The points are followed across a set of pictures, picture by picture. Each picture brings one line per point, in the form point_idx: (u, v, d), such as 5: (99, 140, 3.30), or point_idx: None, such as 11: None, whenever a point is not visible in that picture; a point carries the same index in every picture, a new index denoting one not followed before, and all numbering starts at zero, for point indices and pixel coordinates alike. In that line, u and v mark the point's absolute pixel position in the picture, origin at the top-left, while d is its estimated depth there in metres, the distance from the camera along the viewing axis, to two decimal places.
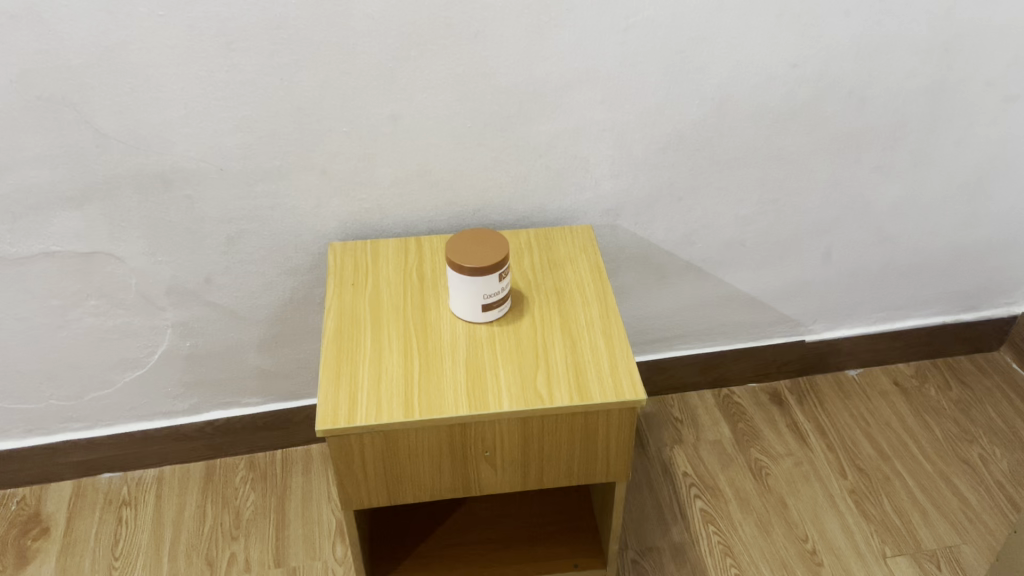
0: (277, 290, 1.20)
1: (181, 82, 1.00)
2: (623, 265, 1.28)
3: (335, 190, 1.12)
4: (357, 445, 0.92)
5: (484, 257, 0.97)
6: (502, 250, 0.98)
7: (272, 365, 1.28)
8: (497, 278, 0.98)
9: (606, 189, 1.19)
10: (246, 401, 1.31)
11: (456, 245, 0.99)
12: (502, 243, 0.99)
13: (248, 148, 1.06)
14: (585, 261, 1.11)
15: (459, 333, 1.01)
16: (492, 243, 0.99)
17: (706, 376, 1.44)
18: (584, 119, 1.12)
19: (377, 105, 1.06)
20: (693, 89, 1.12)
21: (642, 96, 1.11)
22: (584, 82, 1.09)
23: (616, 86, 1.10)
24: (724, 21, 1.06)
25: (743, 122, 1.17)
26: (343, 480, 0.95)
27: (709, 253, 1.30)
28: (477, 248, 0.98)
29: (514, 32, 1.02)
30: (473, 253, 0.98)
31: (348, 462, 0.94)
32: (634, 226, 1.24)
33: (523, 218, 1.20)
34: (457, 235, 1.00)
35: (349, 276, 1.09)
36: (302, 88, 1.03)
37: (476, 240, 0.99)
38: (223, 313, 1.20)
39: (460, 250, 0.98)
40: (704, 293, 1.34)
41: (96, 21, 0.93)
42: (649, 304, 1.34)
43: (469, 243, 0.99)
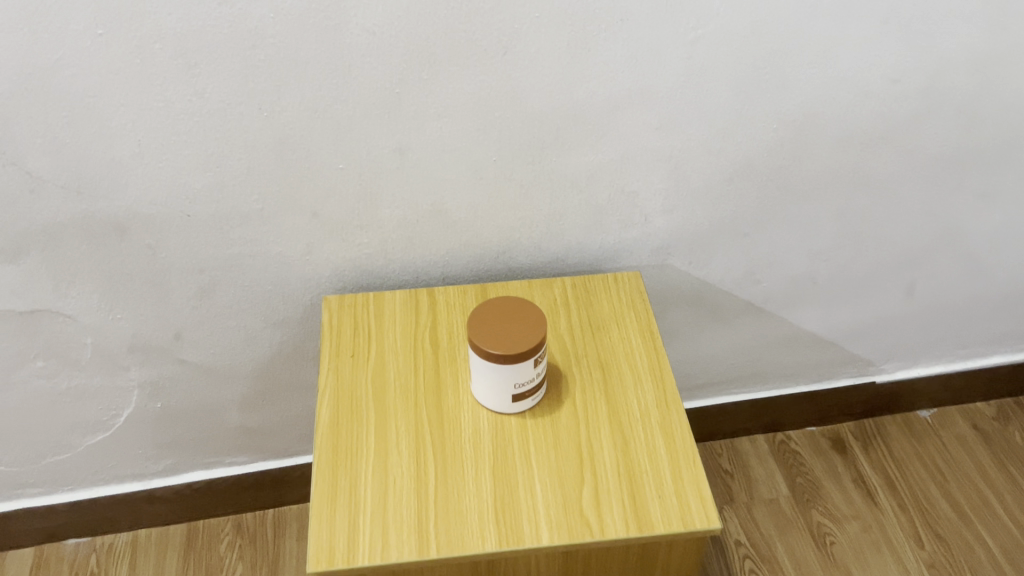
0: (262, 345, 1.00)
1: (130, 113, 0.78)
2: (672, 307, 1.08)
3: (330, 233, 0.92)
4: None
5: (516, 341, 0.78)
6: (540, 329, 0.79)
7: (258, 422, 1.09)
8: (532, 363, 0.79)
9: (658, 226, 0.99)
10: (230, 460, 1.13)
11: (482, 324, 0.80)
12: (538, 320, 0.80)
13: (221, 187, 0.86)
14: (634, 321, 0.91)
15: (483, 426, 0.82)
16: (527, 322, 0.80)
17: (758, 421, 1.26)
18: (636, 146, 0.91)
19: (381, 137, 0.85)
20: (771, 110, 0.91)
21: (707, 119, 0.90)
22: (638, 104, 0.87)
23: (676, 108, 0.88)
24: (817, 30, 0.84)
25: (826, 146, 0.95)
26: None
27: (774, 292, 1.10)
28: (509, 330, 0.79)
29: (552, 47, 0.81)
30: (503, 334, 0.79)
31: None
32: (688, 266, 1.04)
33: (557, 260, 1.00)
34: (482, 307, 0.81)
35: (348, 342, 0.89)
36: (286, 116, 0.82)
37: (506, 315, 0.80)
38: (199, 370, 1.01)
39: (487, 329, 0.79)
40: (764, 334, 1.15)
41: (14, 42, 0.72)
42: (699, 348, 1.14)
43: (499, 323, 0.80)
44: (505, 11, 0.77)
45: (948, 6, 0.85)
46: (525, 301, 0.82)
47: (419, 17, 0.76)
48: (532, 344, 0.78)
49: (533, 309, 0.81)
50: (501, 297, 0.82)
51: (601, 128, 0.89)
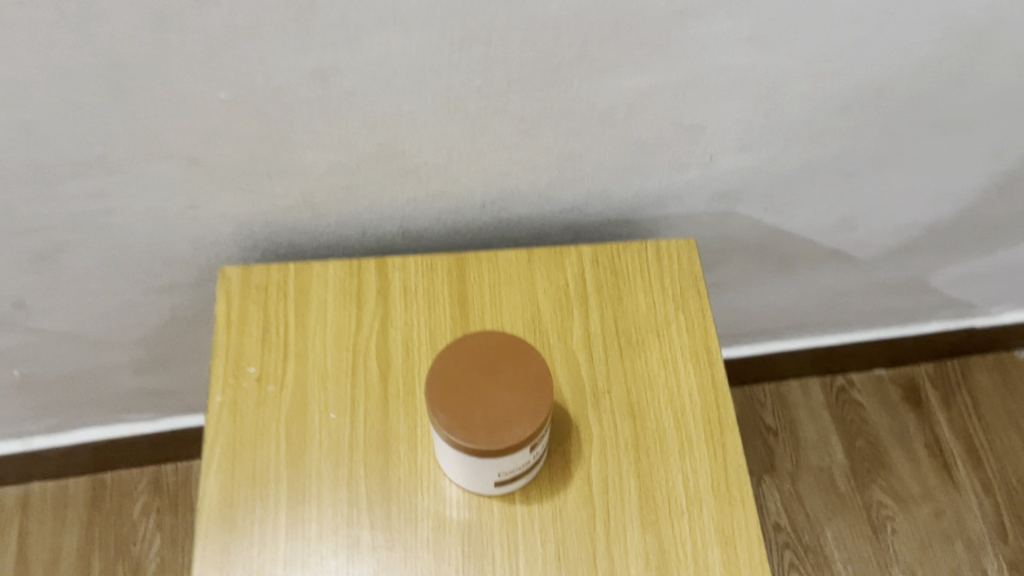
0: (148, 309, 0.71)
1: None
2: (728, 259, 0.77)
3: (225, 183, 0.59)
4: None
5: (499, 429, 0.49)
6: (542, 408, 0.50)
7: (162, 382, 0.82)
8: (527, 450, 0.51)
9: (727, 169, 0.65)
10: (133, 416, 0.88)
11: (450, 392, 0.50)
12: (540, 390, 0.50)
13: (27, 129, 0.52)
14: (683, 336, 0.61)
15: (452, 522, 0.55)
16: (521, 395, 0.50)
17: (815, 365, 0.99)
18: (714, 68, 0.55)
19: (285, 56, 0.50)
20: (946, 15, 0.54)
21: (839, 29, 0.54)
22: (729, 9, 0.51)
23: (790, 15, 0.52)
24: None
25: (1010, 63, 0.60)
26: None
27: (872, 240, 0.78)
28: (491, 407, 0.49)
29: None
30: (482, 417, 0.49)
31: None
32: (761, 215, 0.72)
33: (571, 210, 0.67)
34: (453, 354, 0.51)
35: (252, 359, 0.60)
36: (109, 25, 0.46)
37: (489, 376, 0.50)
38: (64, 338, 0.73)
39: (457, 402, 0.50)
40: (846, 283, 0.85)
41: None
42: (757, 297, 0.85)
43: (477, 392, 0.50)
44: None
45: None
46: (524, 344, 0.52)
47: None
48: (524, 436, 0.49)
49: (535, 364, 0.51)
50: (484, 331, 0.52)
51: (661, 44, 0.53)
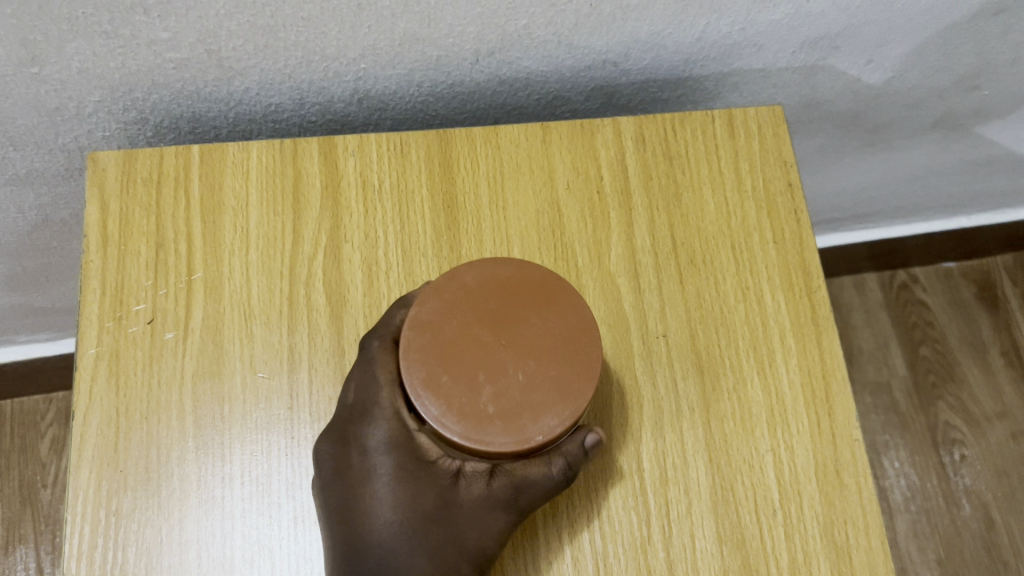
0: (5, 210, 0.51)
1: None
2: (798, 129, 0.58)
3: (73, 23, 0.38)
4: (418, 485, 0.34)
5: (518, 420, 0.31)
6: (583, 380, 0.32)
7: (53, 291, 0.64)
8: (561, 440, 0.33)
9: (831, 4, 0.45)
10: (28, 326, 0.70)
11: (440, 363, 0.32)
12: (580, 353, 0.32)
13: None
14: (769, 250, 0.42)
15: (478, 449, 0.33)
16: (551, 363, 0.32)
17: (870, 246, 0.82)
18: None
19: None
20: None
21: None
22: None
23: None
24: None
25: None
26: (351, 382, 0.36)
27: (991, 102, 0.58)
28: (506, 385, 0.31)
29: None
30: (491, 403, 0.31)
31: (385, 450, 0.34)
32: (859, 70, 0.52)
33: (601, 65, 0.47)
34: (444, 300, 0.32)
35: (140, 293, 0.41)
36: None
37: (500, 330, 0.32)
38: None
39: (450, 377, 0.31)
40: (939, 159, 0.66)
41: None
42: (820, 175, 0.66)
43: (484, 360, 0.31)
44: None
45: None
46: (553, 278, 0.33)
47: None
48: (559, 429, 0.32)
49: (569, 309, 0.33)
50: (491, 259, 0.34)
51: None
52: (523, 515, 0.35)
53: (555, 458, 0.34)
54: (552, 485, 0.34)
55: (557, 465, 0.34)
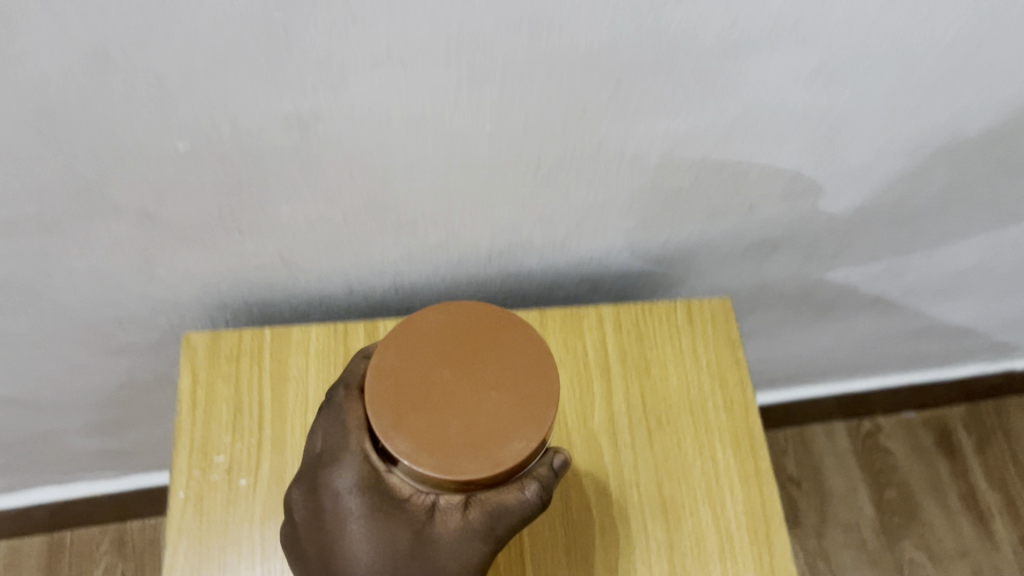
0: (104, 372, 0.63)
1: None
2: (757, 306, 0.70)
3: (186, 239, 0.50)
4: (388, 523, 0.40)
5: (489, 445, 0.37)
6: (540, 404, 0.37)
7: (126, 438, 0.75)
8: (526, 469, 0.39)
9: (766, 217, 0.57)
10: (97, 467, 0.81)
11: (412, 402, 0.37)
12: (533, 379, 0.38)
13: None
14: (720, 415, 0.53)
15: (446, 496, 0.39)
16: (510, 391, 0.37)
17: (837, 399, 0.93)
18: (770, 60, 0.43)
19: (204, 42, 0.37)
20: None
21: (910, 66, 0.45)
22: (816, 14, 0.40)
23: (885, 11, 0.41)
24: None
25: None
26: (322, 430, 0.43)
27: (920, 284, 0.70)
28: (472, 414, 0.37)
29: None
30: (463, 434, 0.36)
31: (350, 490, 0.40)
32: (800, 262, 0.64)
33: (589, 263, 0.59)
34: (402, 346, 0.38)
35: (220, 447, 0.51)
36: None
37: (457, 365, 0.38)
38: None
39: (419, 405, 0.37)
40: (884, 328, 0.77)
41: None
42: (782, 341, 0.78)
43: (446, 394, 0.37)
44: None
45: None
46: (499, 320, 0.39)
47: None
48: (526, 448, 0.37)
49: (521, 345, 0.39)
50: (440, 309, 0.40)
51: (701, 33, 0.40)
52: (498, 541, 0.41)
53: (527, 482, 0.40)
54: (522, 506, 0.40)
55: (531, 489, 0.40)
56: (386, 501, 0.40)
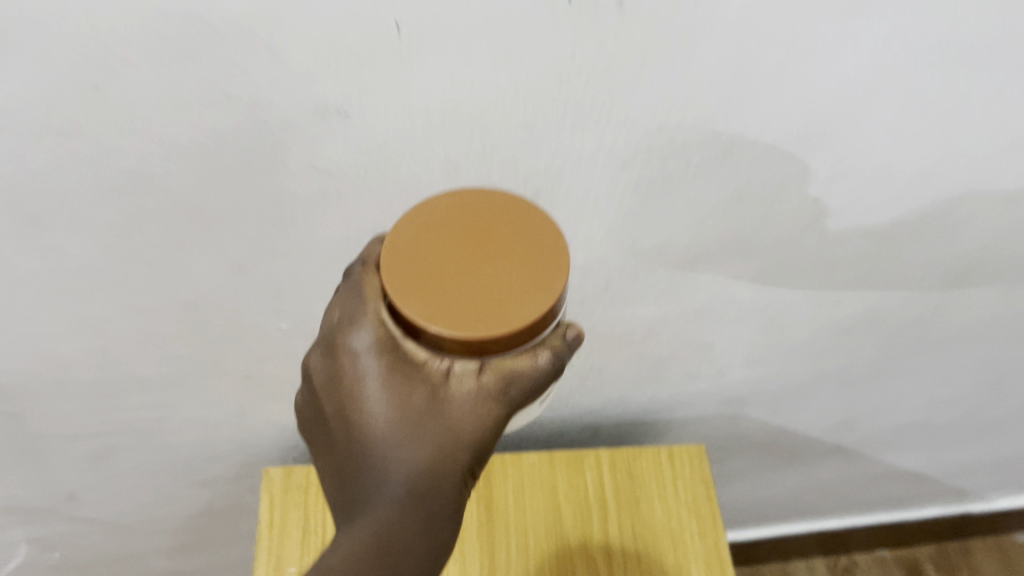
0: (187, 500, 0.76)
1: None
2: (733, 452, 0.83)
3: (274, 393, 0.65)
4: (406, 391, 0.37)
5: (495, 313, 0.35)
6: (549, 276, 0.36)
7: (191, 559, 0.87)
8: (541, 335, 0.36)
9: (734, 378, 0.71)
10: None
11: (418, 281, 0.35)
12: (541, 264, 0.36)
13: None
14: (695, 541, 0.65)
15: (460, 384, 0.36)
16: (518, 270, 0.35)
17: (816, 534, 1.04)
18: (803, 123, 0.45)
19: (261, 79, 0.39)
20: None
21: (832, 273, 0.60)
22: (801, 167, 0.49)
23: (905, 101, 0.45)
24: None
25: (996, 300, 0.65)
26: (337, 303, 0.39)
27: (871, 436, 0.83)
28: (482, 283, 0.35)
29: (635, 139, 0.45)
30: (469, 311, 0.34)
31: (367, 349, 0.37)
32: (766, 415, 0.77)
33: (591, 412, 0.73)
34: (413, 219, 0.37)
35: (292, 561, 0.64)
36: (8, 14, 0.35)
37: (468, 247, 0.36)
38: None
39: (431, 293, 0.35)
40: (847, 473, 0.89)
41: None
42: (759, 483, 0.90)
43: (457, 267, 0.35)
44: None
45: None
46: (509, 209, 0.37)
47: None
48: (539, 310, 0.35)
49: (534, 225, 0.37)
50: (450, 198, 0.37)
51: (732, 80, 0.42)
52: (514, 404, 0.38)
53: (540, 349, 0.37)
54: (535, 372, 0.37)
55: (543, 356, 0.37)
56: (402, 371, 0.37)
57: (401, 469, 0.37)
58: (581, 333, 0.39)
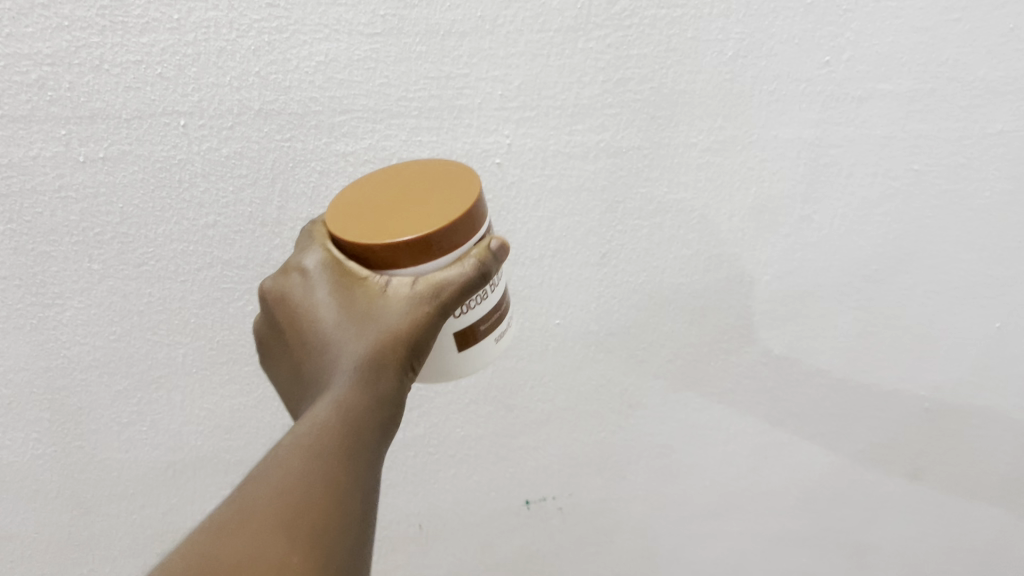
0: None
1: (201, 69, 0.51)
2: None
3: None
4: (342, 299, 0.41)
5: (420, 216, 0.40)
6: (465, 192, 0.41)
7: None
8: (466, 247, 0.40)
9: None
10: None
11: (353, 211, 0.41)
12: (461, 184, 0.42)
13: (202, 240, 0.57)
14: None
15: (392, 293, 0.40)
16: (439, 196, 0.41)
17: None
18: (765, 390, 0.69)
19: None
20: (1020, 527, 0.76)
21: None
22: (826, 439, 0.72)
23: (958, 407, 0.70)
24: (832, 533, 0.77)
25: None
26: (301, 238, 0.46)
27: None
28: (407, 207, 0.40)
29: (570, 497, 0.72)
30: (399, 214, 0.40)
31: (313, 267, 0.42)
32: None
33: None
34: (347, 192, 0.43)
35: None
36: (324, 162, 0.55)
37: (401, 200, 0.41)
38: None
39: (369, 215, 0.41)
40: None
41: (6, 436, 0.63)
42: None
43: (388, 202, 0.41)
44: (816, 217, 0.61)
45: (974, 534, 0.77)
46: (437, 166, 0.44)
47: (651, 252, 0.61)
48: (453, 221, 0.39)
49: (449, 177, 0.43)
50: (384, 171, 0.44)
51: (839, 355, 0.68)
52: (445, 313, 0.40)
53: (465, 260, 0.40)
54: (463, 281, 0.40)
55: (468, 263, 0.40)
56: (342, 288, 0.41)
57: (346, 362, 0.40)
58: (504, 242, 0.42)
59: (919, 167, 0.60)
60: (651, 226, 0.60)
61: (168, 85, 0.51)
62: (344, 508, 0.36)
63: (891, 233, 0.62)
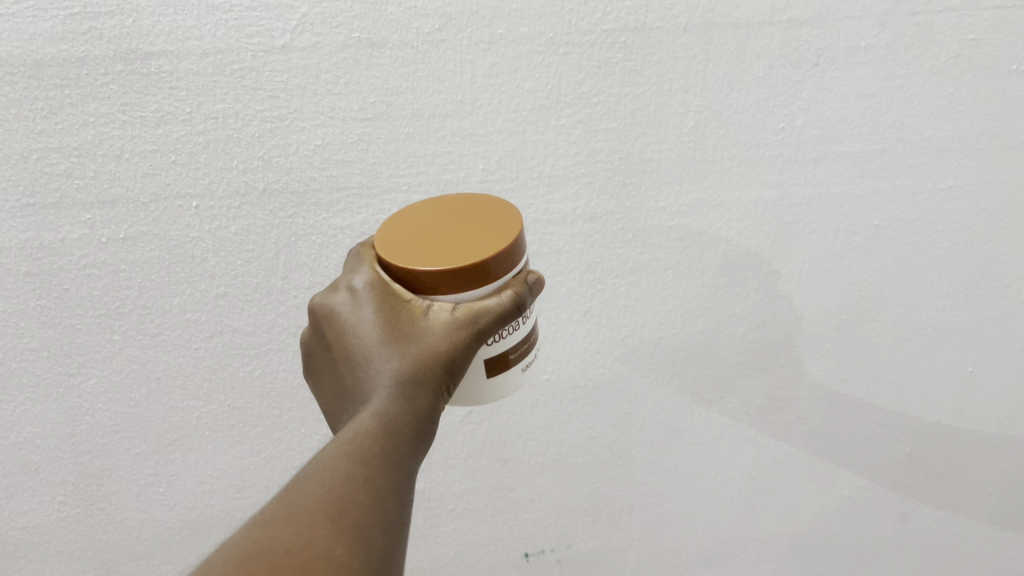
0: None
1: (211, 155, 0.57)
2: None
3: None
4: (386, 320, 0.43)
5: (465, 247, 0.42)
6: (506, 226, 0.44)
7: None
8: (505, 277, 0.43)
9: None
10: None
11: (401, 241, 0.44)
12: (501, 217, 0.44)
13: (213, 309, 0.62)
14: None
15: (434, 317, 0.42)
16: (480, 227, 0.44)
17: None
18: (749, 439, 0.72)
19: None
20: (1007, 568, 0.79)
21: None
22: (814, 484, 0.74)
23: (941, 449, 0.73)
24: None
25: None
26: (348, 259, 0.47)
27: None
28: (452, 239, 0.43)
29: (567, 547, 0.75)
30: (446, 243, 0.43)
31: (359, 287, 0.44)
32: None
33: None
34: (393, 222, 0.46)
35: None
36: (323, 235, 0.61)
37: (445, 231, 0.44)
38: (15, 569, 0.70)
39: (421, 243, 0.43)
40: None
41: (32, 498, 0.67)
42: None
43: (433, 233, 0.44)
44: (784, 271, 0.65)
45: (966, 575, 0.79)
46: (477, 199, 0.47)
47: (630, 308, 0.65)
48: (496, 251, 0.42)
49: (489, 211, 0.45)
50: (425, 204, 0.47)
51: (821, 402, 0.71)
52: (482, 339, 0.43)
53: (503, 291, 0.43)
54: (500, 310, 0.42)
55: (506, 295, 0.42)
56: (387, 310, 0.43)
57: (385, 379, 0.42)
58: (539, 277, 0.44)
59: (878, 222, 0.64)
60: (628, 285, 0.65)
61: (182, 170, 0.57)
62: (381, 515, 0.38)
63: (857, 284, 0.66)
